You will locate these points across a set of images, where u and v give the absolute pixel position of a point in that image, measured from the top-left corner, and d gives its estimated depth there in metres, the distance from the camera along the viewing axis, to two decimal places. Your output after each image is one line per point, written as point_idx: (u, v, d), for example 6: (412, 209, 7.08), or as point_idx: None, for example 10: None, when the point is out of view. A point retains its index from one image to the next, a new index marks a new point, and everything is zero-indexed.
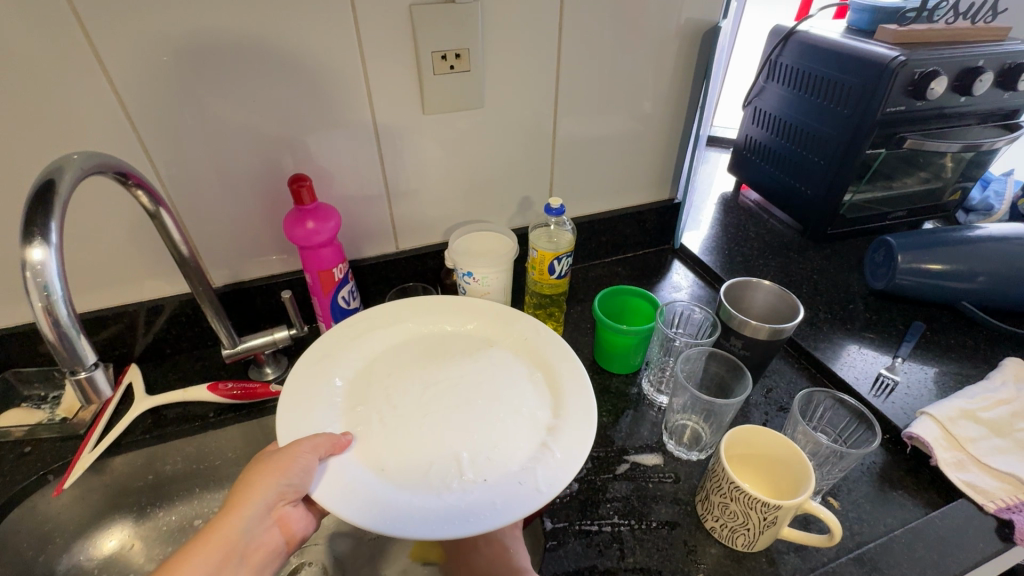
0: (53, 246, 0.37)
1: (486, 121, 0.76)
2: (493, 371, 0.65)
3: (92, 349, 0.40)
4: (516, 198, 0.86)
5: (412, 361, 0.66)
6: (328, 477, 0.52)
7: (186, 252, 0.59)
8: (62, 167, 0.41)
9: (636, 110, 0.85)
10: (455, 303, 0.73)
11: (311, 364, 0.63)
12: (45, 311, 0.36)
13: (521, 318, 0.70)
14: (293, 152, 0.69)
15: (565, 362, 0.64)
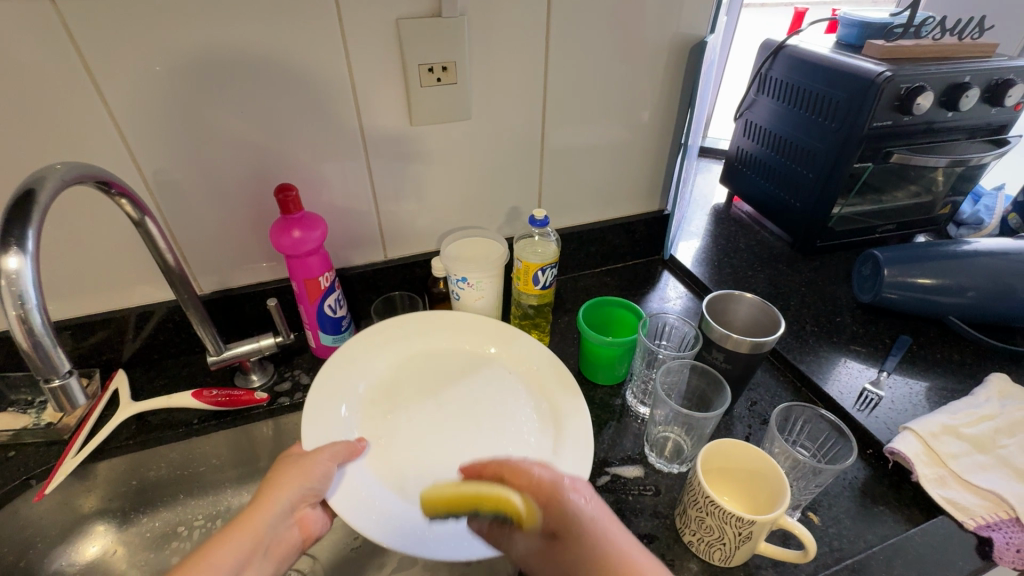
0: (29, 255, 0.37)
1: (474, 131, 0.77)
2: (502, 395, 0.66)
3: (67, 358, 0.41)
4: (504, 207, 0.87)
5: (430, 375, 0.69)
6: (343, 484, 0.55)
7: (171, 260, 0.59)
8: (43, 177, 0.41)
9: (624, 123, 0.86)
10: (467, 321, 0.74)
11: (332, 376, 0.65)
12: (19, 320, 0.37)
13: (533, 344, 0.71)
14: (281, 161, 0.70)
15: (567, 393, 0.65)
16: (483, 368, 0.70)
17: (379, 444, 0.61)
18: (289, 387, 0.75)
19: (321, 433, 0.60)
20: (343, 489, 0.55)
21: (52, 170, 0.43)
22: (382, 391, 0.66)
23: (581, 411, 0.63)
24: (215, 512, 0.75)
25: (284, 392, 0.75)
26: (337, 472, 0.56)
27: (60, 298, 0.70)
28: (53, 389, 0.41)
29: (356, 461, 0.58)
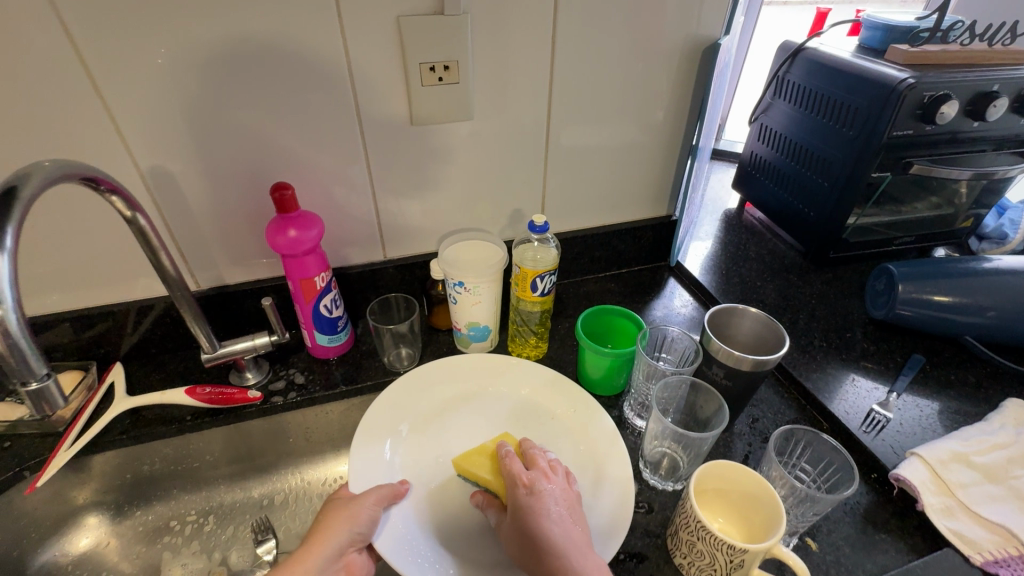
0: (7, 253, 0.36)
1: (477, 132, 0.75)
2: (543, 438, 0.67)
3: (44, 360, 0.40)
4: (507, 209, 0.85)
5: (466, 416, 0.70)
6: (388, 529, 0.56)
7: (164, 258, 0.59)
8: (29, 174, 0.41)
9: (632, 126, 0.83)
10: (505, 360, 0.74)
11: (378, 418, 0.67)
12: None
13: (572, 385, 0.70)
14: (279, 159, 0.69)
15: (608, 437, 0.64)
16: (518, 407, 0.70)
17: (422, 490, 0.62)
18: (283, 386, 0.75)
19: (367, 477, 0.61)
20: (389, 531, 0.56)
21: (40, 168, 0.43)
22: (422, 432, 0.68)
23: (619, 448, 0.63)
24: (207, 508, 0.75)
25: (277, 391, 0.74)
26: (383, 515, 0.57)
27: (58, 291, 0.70)
28: (31, 392, 0.40)
29: (400, 505, 0.59)
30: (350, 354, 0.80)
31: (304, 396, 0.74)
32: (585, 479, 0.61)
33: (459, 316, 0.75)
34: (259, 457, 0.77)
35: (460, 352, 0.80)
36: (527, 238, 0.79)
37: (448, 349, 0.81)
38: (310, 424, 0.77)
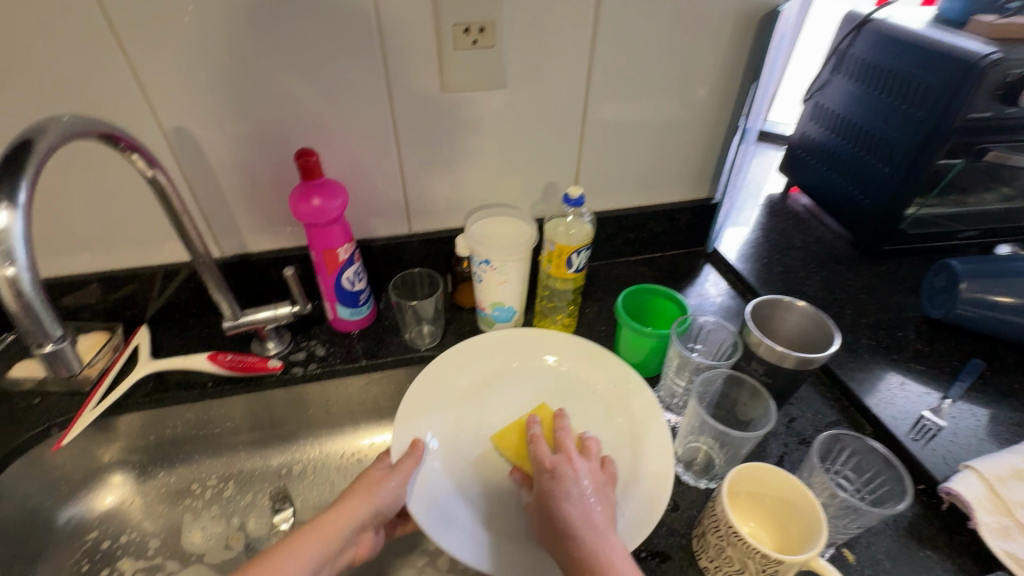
0: (19, 209, 0.35)
1: (510, 101, 0.71)
2: (583, 414, 0.66)
3: (59, 322, 0.39)
4: (538, 185, 0.81)
5: (507, 388, 0.69)
6: (424, 496, 0.57)
7: (186, 222, 0.58)
8: (45, 127, 0.39)
9: (677, 99, 0.77)
10: (549, 336, 0.73)
11: (420, 391, 0.67)
12: (7, 280, 0.35)
13: (615, 362, 0.70)
14: (305, 124, 0.66)
15: (650, 415, 0.64)
16: (559, 383, 0.69)
17: (462, 462, 0.62)
18: (304, 357, 0.74)
19: (408, 447, 0.62)
20: (424, 501, 0.57)
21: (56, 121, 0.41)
22: (461, 404, 0.67)
23: (659, 422, 0.63)
24: (228, 473, 0.75)
25: (298, 362, 0.73)
26: (418, 485, 0.58)
27: (86, 251, 0.70)
28: (46, 354, 0.39)
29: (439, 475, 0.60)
30: (372, 328, 0.79)
31: (325, 368, 0.73)
32: (624, 456, 0.61)
33: (484, 295, 0.72)
34: (279, 426, 0.77)
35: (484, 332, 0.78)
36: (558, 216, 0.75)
37: (471, 328, 0.79)
38: (331, 396, 0.76)
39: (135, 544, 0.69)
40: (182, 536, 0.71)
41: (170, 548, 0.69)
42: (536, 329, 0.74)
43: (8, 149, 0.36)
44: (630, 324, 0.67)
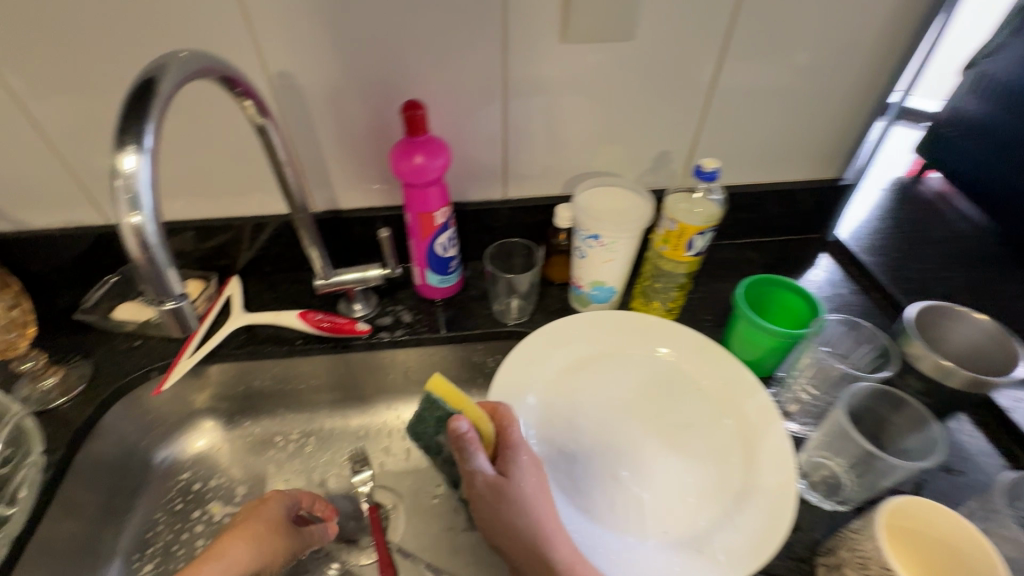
0: (146, 154, 0.32)
1: (634, 56, 0.63)
2: (686, 412, 0.60)
3: (180, 281, 0.36)
4: (649, 154, 0.73)
5: (601, 374, 0.64)
6: (514, 481, 0.54)
7: (289, 175, 0.55)
8: (166, 64, 0.35)
9: (824, 62, 0.67)
10: (649, 322, 0.66)
11: (511, 371, 0.62)
12: (132, 230, 0.32)
13: (725, 357, 0.63)
14: (411, 73, 0.61)
15: (765, 420, 0.57)
16: (660, 375, 0.64)
17: (555, 451, 0.58)
18: (390, 322, 0.72)
19: None
20: None
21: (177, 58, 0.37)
22: (556, 389, 0.62)
23: (777, 430, 0.56)
24: (310, 430, 0.75)
25: (384, 327, 0.71)
26: None
27: (183, 199, 0.69)
28: (165, 313, 0.37)
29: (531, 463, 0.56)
30: (458, 297, 0.75)
31: (411, 336, 0.70)
32: (735, 464, 0.55)
33: (584, 272, 0.66)
34: (361, 387, 0.76)
35: (576, 311, 0.72)
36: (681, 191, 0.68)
37: (563, 305, 0.74)
38: (414, 363, 0.74)
39: (223, 489, 0.71)
40: (266, 486, 0.71)
41: (256, 497, 0.70)
42: (636, 313, 0.68)
43: (133, 86, 0.34)
44: (751, 317, 0.59)
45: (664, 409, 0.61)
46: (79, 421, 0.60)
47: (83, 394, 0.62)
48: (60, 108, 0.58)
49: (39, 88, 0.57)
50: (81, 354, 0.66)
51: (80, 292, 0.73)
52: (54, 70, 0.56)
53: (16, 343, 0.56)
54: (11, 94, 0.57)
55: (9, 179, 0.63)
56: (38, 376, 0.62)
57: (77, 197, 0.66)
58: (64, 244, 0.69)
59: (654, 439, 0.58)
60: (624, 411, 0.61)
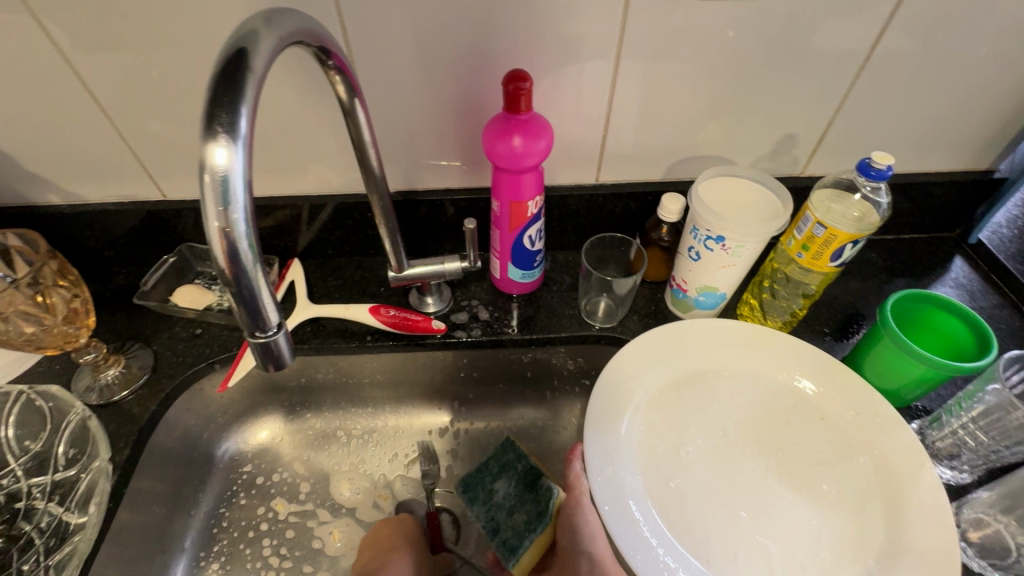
0: (240, 144, 0.25)
1: (780, 17, 0.52)
2: (811, 444, 0.52)
3: (278, 308, 0.29)
4: (771, 137, 0.63)
5: (710, 393, 0.56)
6: (623, 522, 0.47)
7: (373, 158, 0.47)
8: (257, 27, 0.28)
9: (1013, 27, 0.54)
10: (764, 335, 0.57)
11: (609, 386, 0.54)
12: (224, 239, 0.25)
13: (860, 382, 0.53)
14: (512, 34, 0.52)
15: (912, 463, 0.49)
16: (778, 399, 0.55)
17: (661, 484, 0.50)
18: (466, 319, 0.65)
19: (601, 460, 0.50)
20: (628, 530, 0.47)
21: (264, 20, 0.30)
22: (660, 410, 0.54)
23: (929, 479, 0.47)
24: (373, 426, 0.71)
25: (460, 325, 0.65)
26: (621, 509, 0.48)
27: None
28: (259, 347, 0.29)
29: (639, 498, 0.49)
30: (538, 293, 0.68)
31: (490, 335, 0.64)
32: (875, 513, 0.47)
33: (693, 276, 0.58)
34: (428, 384, 0.70)
35: (674, 316, 0.64)
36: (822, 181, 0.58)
37: (658, 307, 0.66)
38: (489, 362, 0.68)
39: (287, 485, 0.67)
40: (330, 484, 0.67)
41: (321, 496, 0.67)
42: (748, 324, 0.59)
43: (220, 58, 0.26)
44: (899, 337, 0.50)
45: (785, 441, 0.53)
46: (143, 418, 0.56)
47: (144, 388, 0.58)
48: (114, 69, 0.51)
49: (92, 45, 0.50)
50: (140, 342, 0.61)
51: (135, 271, 0.68)
52: (108, 24, 0.48)
53: (75, 335, 0.50)
54: (60, 52, 0.50)
55: (59, 147, 0.57)
56: (99, 367, 0.57)
57: (133, 169, 0.60)
58: (117, 220, 0.64)
59: (776, 478, 0.50)
60: (739, 442, 0.53)
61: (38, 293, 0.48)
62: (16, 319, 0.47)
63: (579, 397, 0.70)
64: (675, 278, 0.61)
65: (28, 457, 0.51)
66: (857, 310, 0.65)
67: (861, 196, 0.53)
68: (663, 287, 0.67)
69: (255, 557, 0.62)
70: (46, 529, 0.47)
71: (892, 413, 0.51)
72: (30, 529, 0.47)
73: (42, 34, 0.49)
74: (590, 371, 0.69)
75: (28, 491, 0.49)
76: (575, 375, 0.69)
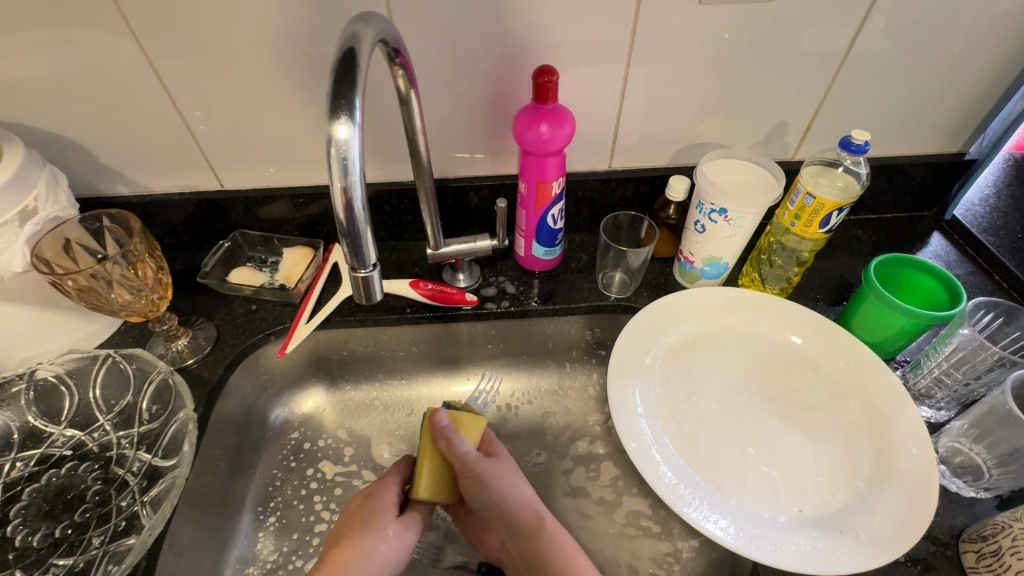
0: (355, 124, 0.34)
1: (771, 20, 0.60)
2: (808, 392, 0.59)
3: (373, 250, 0.39)
4: (765, 125, 0.70)
5: (716, 350, 0.63)
6: (643, 456, 0.54)
7: (422, 145, 0.55)
8: (359, 36, 0.37)
9: (974, 26, 0.62)
10: (764, 300, 0.64)
11: (628, 344, 0.61)
12: (342, 193, 0.34)
13: (851, 337, 0.60)
14: (538, 36, 0.59)
15: (896, 402, 0.55)
16: (780, 354, 0.62)
17: (676, 427, 0.57)
18: (494, 293, 0.72)
19: (623, 408, 0.57)
20: (650, 464, 0.53)
21: (357, 31, 0.39)
22: (674, 365, 0.61)
23: (912, 413, 0.54)
24: (407, 396, 0.76)
25: (490, 298, 0.72)
26: (643, 447, 0.54)
27: (295, 166, 0.69)
28: (358, 280, 0.40)
29: (658, 438, 0.56)
30: (558, 270, 0.75)
31: (516, 306, 0.71)
32: (864, 446, 0.54)
33: (699, 247, 0.65)
34: (458, 357, 0.76)
35: (682, 287, 0.71)
36: (820, 159, 0.65)
37: (666, 279, 0.72)
38: (514, 334, 0.74)
39: (331, 450, 0.71)
40: (371, 448, 0.72)
41: (363, 459, 0.71)
42: (751, 291, 0.65)
43: (335, 62, 0.36)
44: (882, 293, 0.57)
45: (784, 389, 0.59)
46: (212, 380, 0.64)
47: (210, 355, 0.65)
48: (191, 71, 0.59)
49: (171, 50, 0.57)
50: (204, 316, 0.69)
51: (191, 256, 0.75)
52: (188, 32, 0.56)
53: (157, 304, 0.59)
54: (144, 56, 0.57)
55: (132, 142, 0.65)
56: (171, 336, 0.65)
57: (196, 161, 0.67)
58: (178, 208, 0.71)
59: (778, 419, 0.57)
60: (745, 391, 0.60)
61: (131, 265, 0.55)
62: (116, 287, 0.55)
63: (595, 368, 0.76)
64: (682, 251, 0.68)
65: (115, 413, 0.58)
66: (847, 279, 0.72)
67: (844, 169, 0.62)
68: (671, 263, 0.75)
69: (308, 511, 0.67)
70: (138, 472, 0.56)
71: (880, 364, 0.58)
72: (124, 472, 0.55)
73: (131, 41, 0.56)
74: (605, 341, 0.75)
75: (118, 442, 0.57)
76: (593, 345, 0.75)
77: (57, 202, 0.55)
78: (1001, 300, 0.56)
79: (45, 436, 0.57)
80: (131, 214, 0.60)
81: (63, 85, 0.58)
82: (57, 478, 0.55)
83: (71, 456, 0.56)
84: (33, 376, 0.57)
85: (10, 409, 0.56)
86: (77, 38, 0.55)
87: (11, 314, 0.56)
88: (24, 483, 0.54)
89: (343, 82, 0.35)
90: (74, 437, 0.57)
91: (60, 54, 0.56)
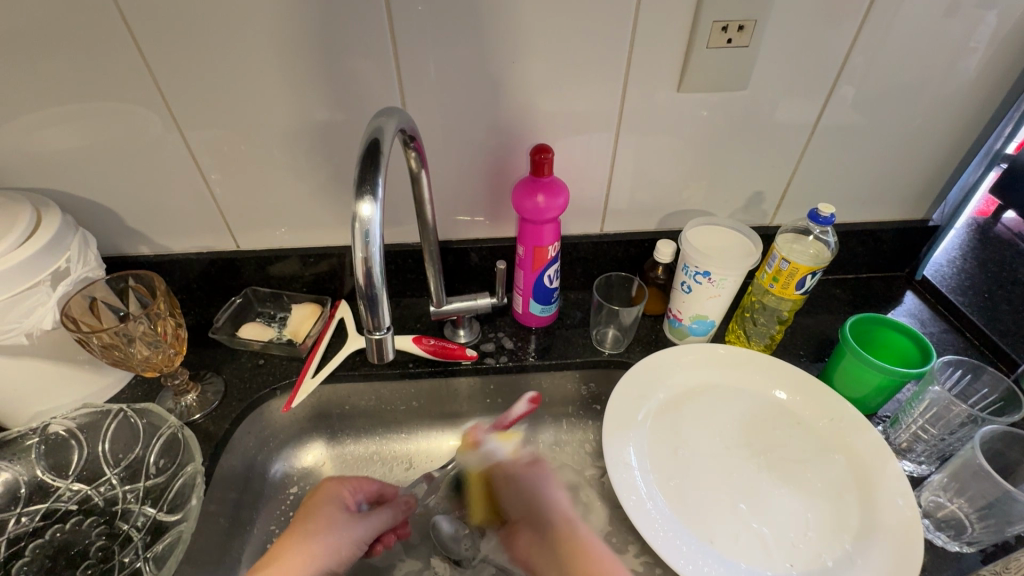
0: (377, 204, 0.40)
1: (743, 104, 0.67)
2: (794, 444, 0.61)
3: (387, 315, 0.45)
4: (744, 194, 0.77)
5: (706, 407, 0.65)
6: (642, 513, 0.55)
7: (429, 213, 0.60)
8: (382, 129, 0.44)
9: (921, 111, 0.70)
10: (749, 358, 0.68)
11: (623, 400, 0.64)
12: (363, 262, 0.40)
13: (831, 394, 0.63)
14: (537, 117, 0.66)
15: (876, 455, 0.58)
16: (766, 409, 0.65)
17: (666, 482, 0.59)
18: (493, 348, 0.75)
19: (621, 464, 0.59)
20: (646, 519, 0.55)
21: (382, 121, 0.45)
22: (665, 419, 0.64)
23: (893, 469, 0.56)
24: (407, 451, 0.77)
25: (490, 353, 0.75)
26: (639, 505, 0.56)
27: (308, 228, 0.74)
28: (373, 340, 0.45)
29: (653, 496, 0.57)
30: (554, 326, 0.79)
31: (514, 361, 0.74)
32: (849, 498, 0.56)
33: (686, 306, 0.69)
34: (457, 409, 0.78)
35: (672, 343, 0.75)
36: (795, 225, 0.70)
37: (657, 336, 0.76)
38: (513, 387, 0.76)
39: None
40: None
41: None
42: (737, 348, 0.69)
43: (360, 151, 0.42)
44: (858, 351, 0.61)
45: (770, 443, 0.62)
46: (218, 435, 0.65)
47: (218, 410, 0.67)
48: (218, 143, 0.65)
49: (204, 125, 0.63)
50: (212, 371, 0.72)
51: (202, 312, 0.78)
52: (221, 109, 0.62)
53: (173, 358, 0.62)
54: (177, 129, 0.63)
55: (156, 203, 0.69)
56: (180, 391, 0.67)
57: (216, 222, 0.72)
58: (194, 266, 0.75)
59: (765, 472, 0.59)
60: (736, 446, 0.62)
61: (154, 323, 0.59)
62: (136, 342, 0.59)
63: (590, 422, 0.77)
64: (671, 309, 0.72)
65: (121, 467, 0.60)
66: (828, 336, 0.76)
67: (814, 238, 0.68)
68: (661, 320, 0.79)
69: None
70: (143, 527, 0.57)
71: (864, 423, 0.60)
72: (128, 527, 0.57)
73: (167, 115, 0.62)
74: (600, 396, 0.77)
75: (124, 496, 0.59)
76: (588, 401, 0.78)
77: (85, 263, 0.59)
78: (967, 357, 0.60)
79: (51, 490, 0.58)
80: (155, 274, 0.64)
81: (100, 152, 0.64)
82: (61, 533, 0.56)
83: (77, 510, 0.58)
84: (45, 430, 0.59)
85: (20, 463, 0.57)
86: (119, 112, 0.61)
87: (30, 368, 0.58)
88: (28, 538, 0.55)
89: (367, 170, 0.41)
90: (80, 491, 0.59)
91: (102, 128, 0.62)
